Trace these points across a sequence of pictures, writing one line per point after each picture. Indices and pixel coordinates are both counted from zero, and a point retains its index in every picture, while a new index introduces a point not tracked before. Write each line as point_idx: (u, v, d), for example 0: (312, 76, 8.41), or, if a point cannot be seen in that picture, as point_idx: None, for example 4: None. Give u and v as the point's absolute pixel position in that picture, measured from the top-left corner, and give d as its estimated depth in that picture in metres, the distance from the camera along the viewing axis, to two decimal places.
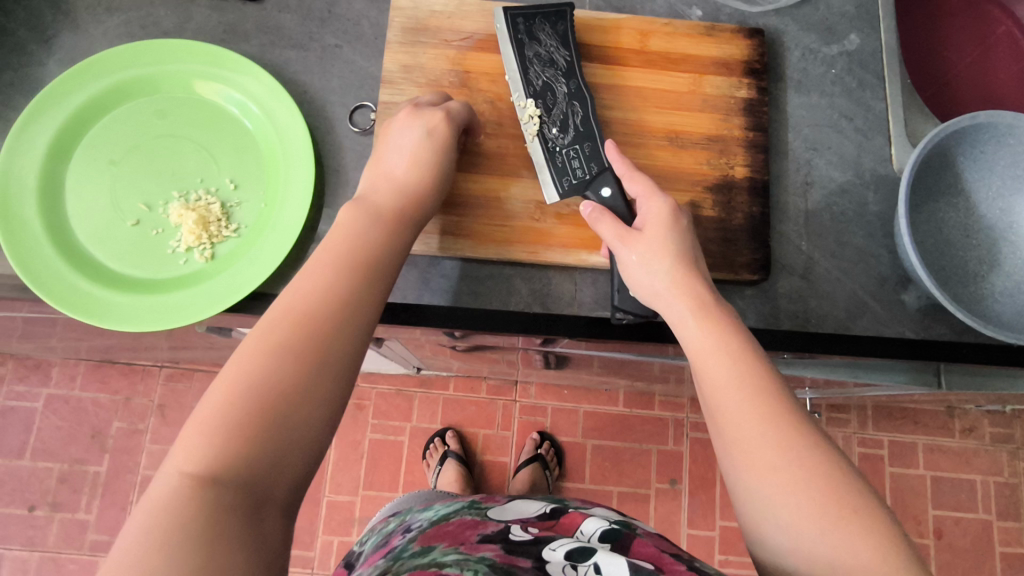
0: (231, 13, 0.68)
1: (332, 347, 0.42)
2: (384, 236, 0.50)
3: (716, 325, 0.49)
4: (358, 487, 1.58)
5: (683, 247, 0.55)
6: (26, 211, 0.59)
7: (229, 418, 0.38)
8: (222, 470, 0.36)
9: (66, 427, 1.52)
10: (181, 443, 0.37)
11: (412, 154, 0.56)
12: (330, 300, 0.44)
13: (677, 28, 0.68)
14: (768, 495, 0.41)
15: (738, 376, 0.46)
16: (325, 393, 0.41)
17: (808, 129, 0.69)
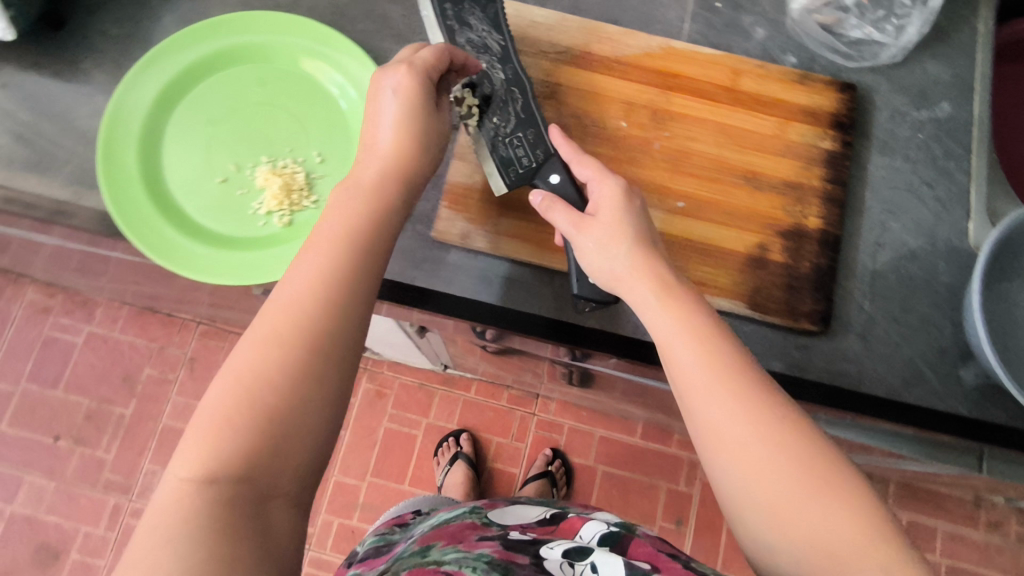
0: None
1: (325, 339, 0.44)
2: (369, 219, 0.49)
3: (679, 306, 0.49)
4: (366, 473, 1.59)
5: (637, 227, 0.54)
6: (126, 155, 0.62)
7: (228, 418, 0.40)
8: (223, 467, 0.38)
9: (100, 366, 1.58)
10: (183, 448, 0.39)
11: (397, 120, 0.54)
12: (318, 296, 0.44)
13: (771, 72, 0.68)
14: (744, 480, 0.43)
15: (707, 362, 0.46)
16: (320, 389, 0.42)
17: (887, 190, 0.68)
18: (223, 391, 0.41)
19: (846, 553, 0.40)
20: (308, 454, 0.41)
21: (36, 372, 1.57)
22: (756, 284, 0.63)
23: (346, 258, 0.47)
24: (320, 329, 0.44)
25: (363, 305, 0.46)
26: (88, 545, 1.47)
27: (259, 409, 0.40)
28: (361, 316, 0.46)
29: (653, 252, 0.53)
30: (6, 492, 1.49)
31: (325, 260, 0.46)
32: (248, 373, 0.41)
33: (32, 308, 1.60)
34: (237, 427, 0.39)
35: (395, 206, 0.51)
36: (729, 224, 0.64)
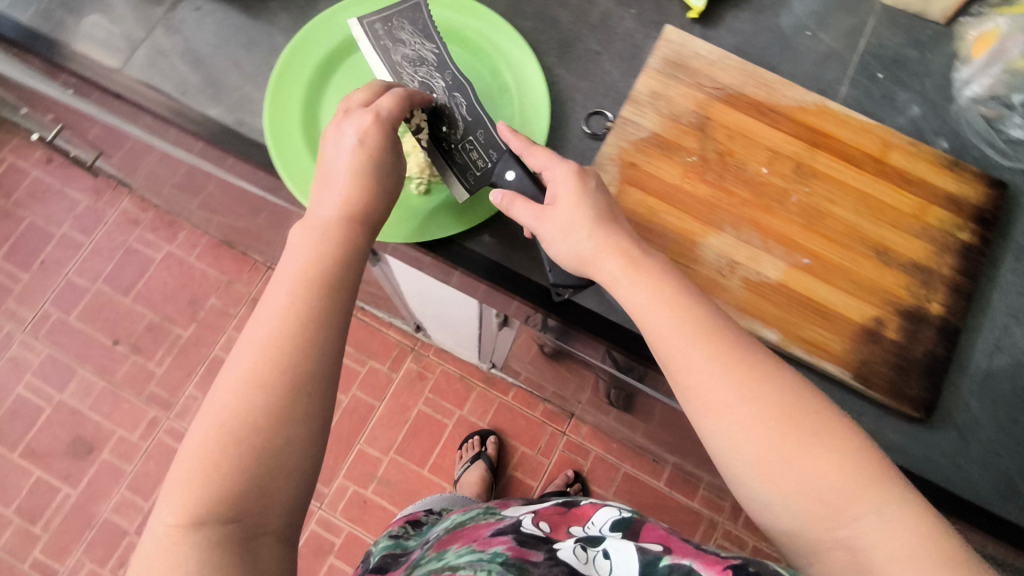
0: None
1: (298, 373, 0.50)
2: (336, 263, 0.55)
3: (648, 277, 0.54)
4: (390, 449, 1.60)
5: (594, 206, 0.57)
6: (295, 92, 0.67)
7: (210, 468, 0.47)
8: (208, 513, 0.45)
9: (171, 284, 1.59)
10: (166, 498, 0.46)
11: (355, 166, 0.57)
12: (286, 338, 0.50)
13: (921, 152, 0.68)
14: (734, 439, 0.50)
15: (691, 336, 0.52)
16: (298, 425, 0.49)
17: (1017, 296, 0.66)
18: (210, 437, 0.48)
19: (827, 487, 0.48)
20: (291, 486, 0.48)
21: (113, 276, 1.60)
22: (865, 356, 0.63)
23: (309, 300, 0.52)
24: (285, 369, 0.49)
25: (336, 340, 0.52)
26: (122, 450, 1.48)
27: (246, 449, 0.47)
28: (333, 348, 0.52)
29: (613, 228, 0.57)
30: (59, 380, 1.53)
31: (295, 306, 0.51)
32: (229, 417, 0.48)
33: (123, 218, 1.63)
34: (218, 469, 0.47)
35: (357, 244, 0.56)
36: (850, 291, 0.64)
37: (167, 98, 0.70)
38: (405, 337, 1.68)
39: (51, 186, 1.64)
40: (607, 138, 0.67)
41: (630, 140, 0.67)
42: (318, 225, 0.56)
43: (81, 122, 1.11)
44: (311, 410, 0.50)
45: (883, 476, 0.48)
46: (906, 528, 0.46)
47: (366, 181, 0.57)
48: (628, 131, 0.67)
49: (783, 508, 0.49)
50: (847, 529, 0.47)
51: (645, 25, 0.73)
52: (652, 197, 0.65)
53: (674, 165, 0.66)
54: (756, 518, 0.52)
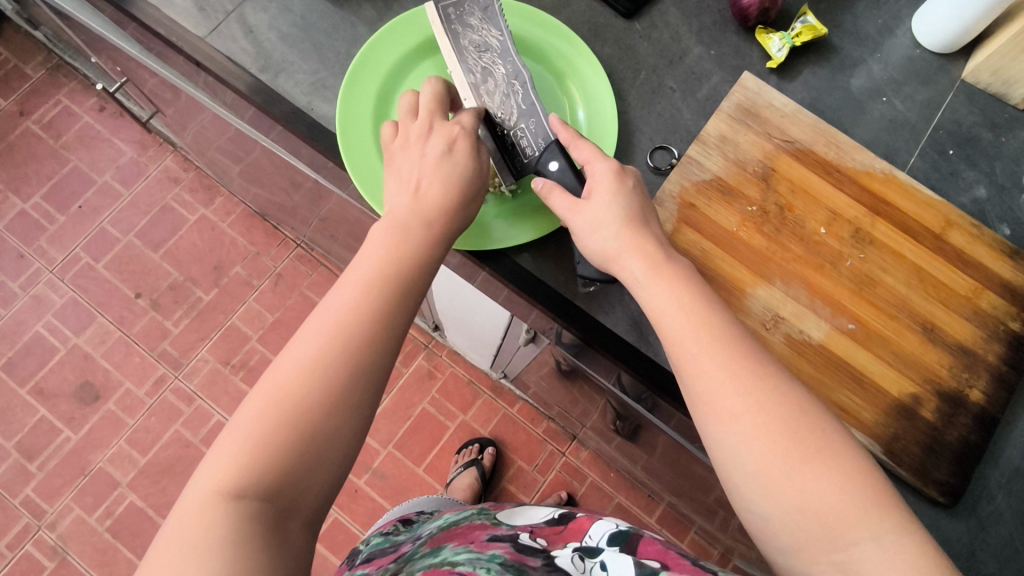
0: (601, 18, 0.74)
1: (360, 364, 0.50)
2: (418, 256, 0.56)
3: (670, 280, 0.55)
4: (389, 442, 1.60)
5: (628, 207, 0.58)
6: (370, 83, 0.68)
7: (261, 440, 0.46)
8: (250, 485, 0.45)
9: (201, 247, 1.60)
10: (211, 466, 0.46)
11: (447, 168, 0.59)
12: (354, 327, 0.51)
13: (984, 234, 0.67)
14: (738, 445, 0.49)
15: (705, 339, 0.52)
16: (348, 412, 0.49)
17: None
18: (262, 412, 0.47)
19: (829, 509, 0.47)
20: (329, 479, 0.48)
21: (146, 230, 1.61)
22: (897, 431, 0.62)
23: (377, 299, 0.53)
24: (347, 362, 0.50)
25: (393, 343, 0.52)
26: (127, 402, 1.49)
27: (294, 430, 0.47)
28: (391, 347, 0.52)
29: (643, 230, 0.57)
30: (77, 323, 1.54)
31: (360, 301, 0.52)
32: (286, 397, 0.48)
33: (164, 174, 1.64)
34: (268, 439, 0.46)
35: (433, 246, 0.57)
36: (891, 364, 0.63)
37: (245, 71, 0.71)
38: (421, 333, 1.68)
39: (99, 133, 1.65)
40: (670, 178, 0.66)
41: (692, 180, 0.67)
42: (394, 223, 0.56)
43: (140, 72, 1.11)
44: (363, 408, 0.50)
45: (888, 504, 0.47)
46: (902, 560, 0.45)
47: (454, 185, 0.58)
48: (691, 171, 0.67)
49: (781, 526, 0.47)
50: (843, 552, 0.46)
51: (723, 68, 0.73)
52: (708, 241, 0.65)
53: (733, 212, 0.66)
54: (750, 533, 0.51)
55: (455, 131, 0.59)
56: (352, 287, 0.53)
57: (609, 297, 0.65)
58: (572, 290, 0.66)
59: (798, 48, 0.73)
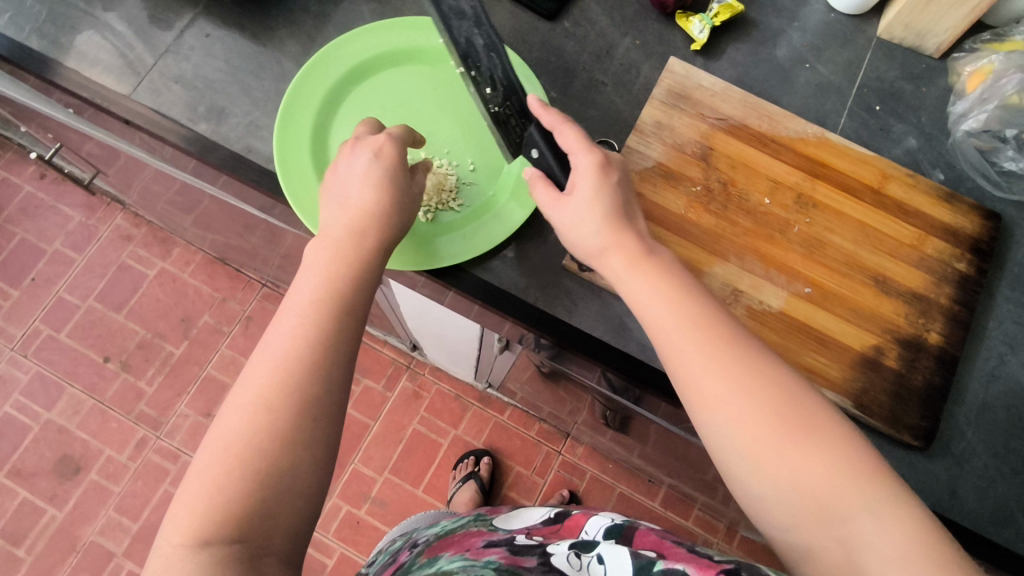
0: (525, 24, 0.75)
1: (309, 393, 0.50)
2: (356, 274, 0.55)
3: (653, 275, 0.54)
4: (384, 468, 1.59)
5: (610, 202, 0.56)
6: (304, 118, 0.68)
7: (217, 488, 0.47)
8: (212, 534, 0.46)
9: (165, 301, 1.57)
10: (173, 520, 0.47)
11: (375, 177, 0.58)
12: (293, 359, 0.51)
13: (918, 182, 0.69)
14: (729, 431, 0.50)
15: (684, 326, 0.52)
16: (304, 446, 0.49)
17: (1011, 325, 0.68)
18: (217, 460, 0.48)
19: (822, 486, 0.47)
20: (294, 513, 0.48)
21: (105, 292, 1.57)
22: (864, 384, 0.64)
23: (322, 322, 0.52)
24: (294, 391, 0.50)
25: (342, 366, 0.52)
26: (110, 470, 1.46)
27: (251, 472, 0.47)
28: (341, 371, 0.52)
29: (625, 225, 0.56)
30: (47, 398, 1.50)
31: (299, 331, 0.52)
32: (234, 441, 0.48)
33: (116, 233, 1.61)
34: (224, 485, 0.47)
35: (371, 260, 0.56)
36: (850, 320, 0.65)
37: (177, 124, 0.71)
38: (400, 354, 1.67)
39: (43, 201, 1.61)
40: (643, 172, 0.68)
41: (635, 169, 0.68)
42: (329, 241, 0.56)
43: (72, 135, 1.09)
44: (320, 438, 0.50)
45: (881, 478, 0.48)
46: (897, 531, 0.46)
47: (383, 197, 0.58)
48: (633, 160, 0.68)
49: (776, 505, 0.49)
50: (841, 529, 0.47)
51: (650, 56, 0.74)
52: (659, 226, 0.66)
53: (678, 195, 0.67)
54: (749, 514, 0.52)
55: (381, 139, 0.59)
56: (293, 316, 0.52)
57: (572, 295, 0.66)
58: (535, 294, 0.66)
59: (718, 28, 0.75)
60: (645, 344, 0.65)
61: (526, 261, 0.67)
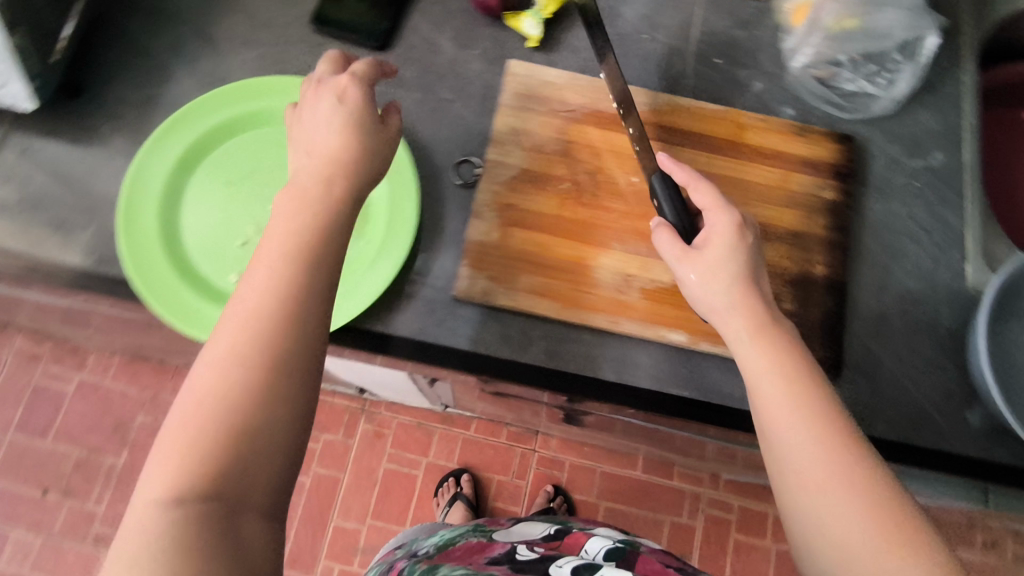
0: (357, 59, 0.72)
1: (280, 380, 0.41)
2: (319, 230, 0.47)
3: (771, 347, 0.49)
4: (367, 515, 1.53)
5: (745, 261, 0.53)
6: (146, 218, 0.62)
7: (196, 432, 0.39)
8: (192, 486, 0.38)
9: (89, 416, 1.47)
10: (153, 467, 0.39)
11: (343, 123, 0.52)
12: (241, 354, 0.41)
13: (771, 124, 0.71)
14: (822, 519, 0.43)
15: (822, 409, 0.46)
16: (274, 451, 0.40)
17: (886, 237, 0.71)
18: (188, 412, 0.40)
19: None
20: (265, 530, 0.39)
21: (26, 422, 1.47)
22: None
23: (289, 288, 0.44)
24: (254, 387, 0.41)
25: (311, 359, 0.43)
26: None
27: (224, 429, 0.39)
28: (306, 367, 0.43)
29: (756, 288, 0.52)
30: None
31: (244, 317, 0.43)
32: (207, 392, 0.40)
33: (20, 357, 1.50)
34: (171, 522, 0.36)
35: (339, 217, 0.49)
36: None
37: (15, 255, 0.65)
38: (352, 400, 1.59)
39: None
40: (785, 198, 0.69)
41: (501, 182, 0.67)
42: (297, 187, 0.49)
43: None
44: (296, 385, 0.42)
45: None
46: None
47: (349, 146, 0.51)
48: (496, 172, 0.67)
49: None
50: None
51: (490, 62, 0.73)
52: (538, 231, 0.66)
53: (549, 197, 0.67)
54: None
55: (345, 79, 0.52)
56: (263, 271, 0.44)
57: (472, 323, 0.64)
58: (435, 333, 0.64)
59: (550, 19, 0.74)
60: (554, 352, 0.64)
61: (417, 301, 0.65)
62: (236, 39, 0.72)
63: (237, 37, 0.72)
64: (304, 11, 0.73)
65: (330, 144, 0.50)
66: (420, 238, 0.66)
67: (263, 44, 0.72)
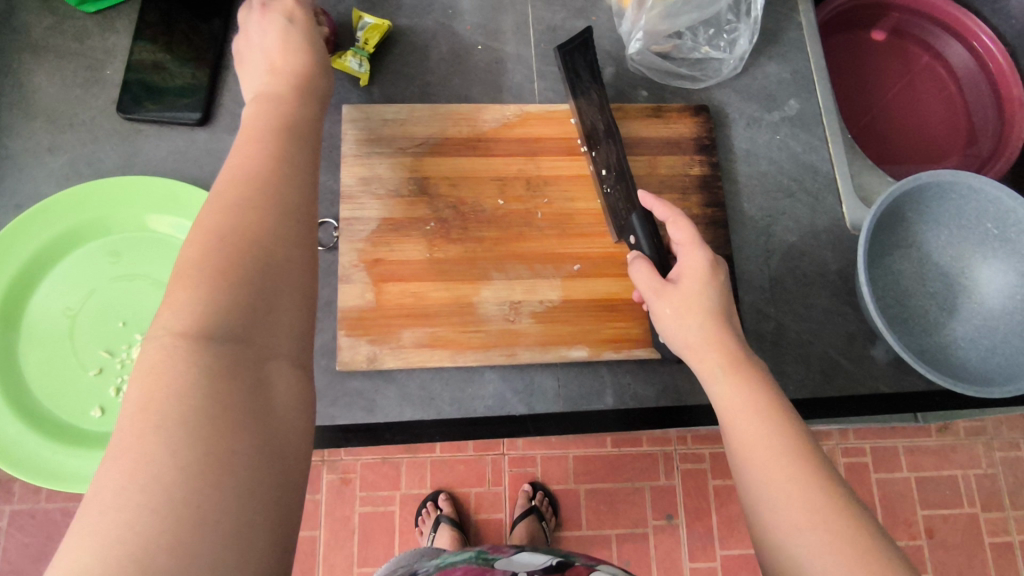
0: (180, 141, 0.66)
1: (281, 280, 0.38)
2: (286, 156, 0.44)
3: (750, 384, 0.48)
4: (352, 565, 1.28)
5: (718, 301, 0.53)
6: None
7: (199, 285, 0.35)
8: (217, 323, 0.34)
9: (31, 547, 1.17)
10: (167, 301, 0.34)
11: (290, 42, 0.54)
12: (232, 244, 0.37)
13: (626, 112, 0.69)
14: (795, 562, 0.39)
15: (800, 454, 0.43)
16: (288, 288, 0.38)
17: (761, 197, 0.71)
18: (185, 295, 0.34)
19: None
20: (299, 408, 0.35)
21: None
22: None
23: (266, 198, 0.40)
24: (255, 273, 0.37)
25: (303, 259, 0.40)
26: None
27: (227, 283, 0.35)
28: (306, 263, 0.40)
29: (732, 330, 0.52)
30: None
31: (233, 199, 0.39)
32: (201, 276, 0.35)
33: None
34: (195, 360, 0.32)
35: (302, 143, 0.46)
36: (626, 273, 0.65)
37: None
38: None
39: None
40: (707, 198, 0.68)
41: (362, 239, 0.63)
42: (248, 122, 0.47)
43: None
44: (300, 276, 0.39)
45: None
46: None
47: (303, 55, 0.54)
48: (355, 228, 0.63)
49: None
50: None
51: (324, 111, 0.68)
52: (412, 281, 0.62)
53: (416, 242, 0.64)
54: None
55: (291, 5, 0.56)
56: (233, 181, 0.41)
57: (365, 393, 0.61)
58: (328, 413, 0.60)
59: (377, 52, 0.70)
60: (459, 401, 0.61)
61: None
62: (39, 147, 0.65)
63: (40, 147, 0.65)
64: (109, 99, 0.67)
65: (290, 62, 0.52)
66: None
67: (70, 149, 0.65)
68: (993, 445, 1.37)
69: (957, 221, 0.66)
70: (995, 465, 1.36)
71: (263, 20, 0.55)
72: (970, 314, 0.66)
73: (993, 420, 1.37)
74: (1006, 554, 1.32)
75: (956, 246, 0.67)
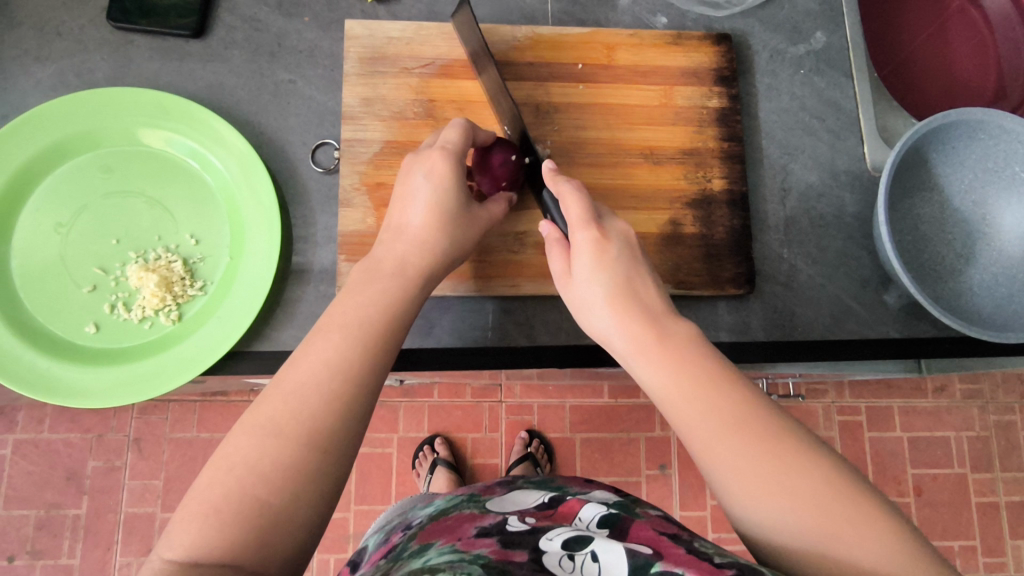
0: (174, 54, 0.63)
1: (321, 455, 0.41)
2: (395, 306, 0.49)
3: (661, 347, 0.43)
4: (350, 503, 1.29)
5: (615, 268, 0.47)
6: None
7: (212, 503, 0.38)
8: (212, 547, 0.37)
9: (36, 474, 1.17)
10: (176, 528, 0.38)
11: (430, 204, 0.52)
12: (298, 421, 0.42)
13: (644, 38, 0.66)
14: (769, 522, 0.37)
15: (724, 411, 0.40)
16: (320, 470, 0.41)
17: (780, 133, 0.69)
18: (206, 497, 0.39)
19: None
20: None
21: None
22: (676, 262, 0.63)
23: (346, 363, 0.44)
24: (297, 463, 0.40)
25: (354, 430, 0.43)
26: None
27: (251, 474, 0.40)
28: (353, 437, 0.43)
29: (635, 299, 0.46)
30: None
31: (310, 372, 0.44)
32: (239, 462, 0.40)
33: None
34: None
35: (408, 299, 0.50)
36: (636, 206, 0.63)
37: None
38: None
39: None
40: (729, 169, 0.65)
41: (364, 161, 0.61)
42: (371, 268, 0.50)
43: None
44: (338, 467, 0.42)
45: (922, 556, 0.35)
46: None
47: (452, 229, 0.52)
48: (356, 151, 0.61)
49: None
50: None
51: (325, 28, 0.65)
52: None
53: None
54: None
55: (436, 158, 0.53)
56: (325, 340, 0.45)
57: None
58: None
59: None
60: (460, 328, 0.61)
61: (305, 310, 0.59)
62: (25, 55, 0.62)
63: (25, 55, 0.62)
64: (99, 7, 0.63)
65: (431, 235, 0.52)
66: (293, 242, 0.61)
67: (58, 58, 0.62)
68: (987, 408, 1.37)
69: (983, 164, 0.64)
70: (988, 428, 1.37)
71: (413, 181, 0.53)
72: (989, 261, 0.63)
73: (989, 383, 1.38)
74: (992, 513, 1.33)
75: (980, 191, 0.64)
